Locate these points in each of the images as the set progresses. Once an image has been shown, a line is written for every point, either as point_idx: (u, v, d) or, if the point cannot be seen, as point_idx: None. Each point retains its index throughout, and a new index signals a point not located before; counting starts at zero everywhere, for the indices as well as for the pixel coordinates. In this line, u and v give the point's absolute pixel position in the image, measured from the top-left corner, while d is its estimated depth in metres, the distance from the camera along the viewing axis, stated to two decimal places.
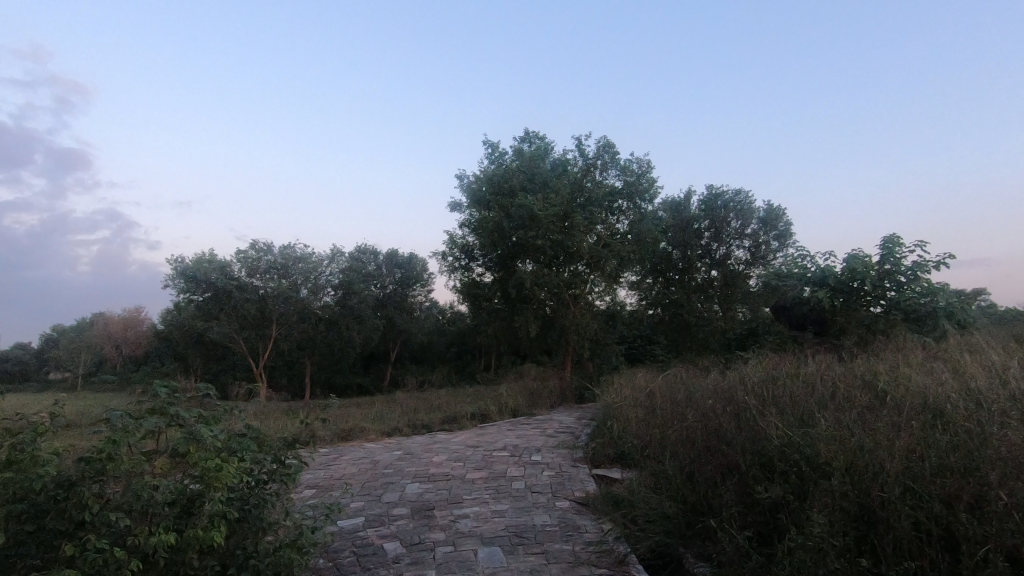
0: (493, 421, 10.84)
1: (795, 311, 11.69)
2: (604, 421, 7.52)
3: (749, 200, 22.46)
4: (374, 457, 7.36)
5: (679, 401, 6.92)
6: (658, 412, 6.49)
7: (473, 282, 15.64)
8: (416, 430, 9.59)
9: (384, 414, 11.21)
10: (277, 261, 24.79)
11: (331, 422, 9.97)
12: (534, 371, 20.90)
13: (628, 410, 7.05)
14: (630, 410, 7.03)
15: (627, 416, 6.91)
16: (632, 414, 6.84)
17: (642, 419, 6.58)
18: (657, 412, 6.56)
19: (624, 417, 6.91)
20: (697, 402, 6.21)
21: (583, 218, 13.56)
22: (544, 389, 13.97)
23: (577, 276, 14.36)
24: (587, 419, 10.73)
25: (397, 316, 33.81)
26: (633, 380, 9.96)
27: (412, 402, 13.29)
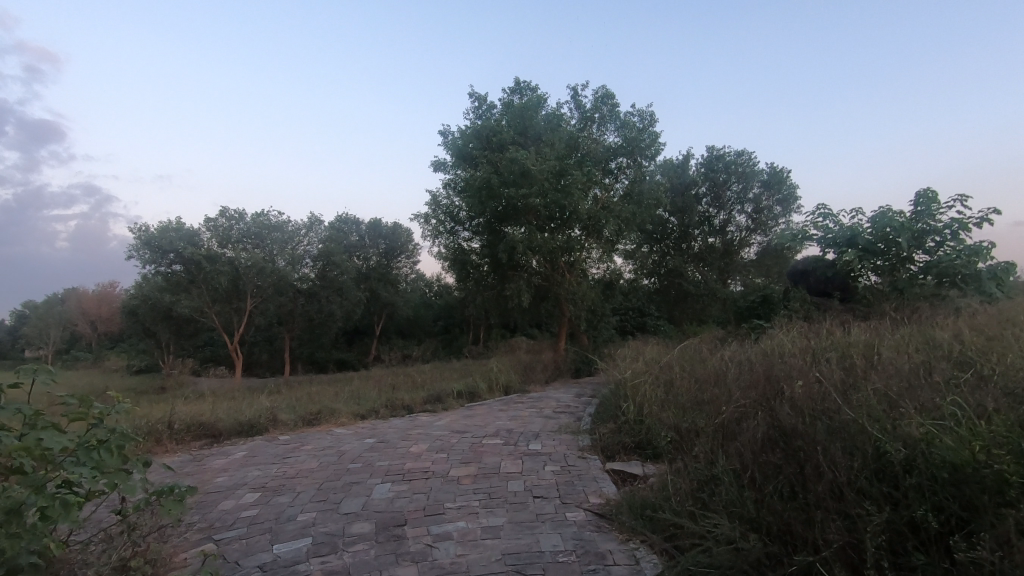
0: (484, 399, 9.71)
1: (815, 275, 10.62)
2: (615, 401, 6.37)
3: (752, 163, 21.21)
4: (340, 447, 6.21)
5: (708, 377, 5.78)
6: (684, 392, 5.34)
7: (459, 248, 14.26)
8: (396, 412, 8.43)
9: (361, 392, 10.03)
10: (250, 230, 23.20)
11: (298, 403, 8.76)
12: (525, 344, 19.84)
13: (646, 388, 5.90)
14: (648, 388, 5.88)
15: (646, 395, 5.77)
16: (652, 394, 5.69)
17: (665, 400, 5.43)
18: (683, 391, 5.40)
19: (643, 397, 5.77)
20: (734, 379, 5.07)
21: (580, 174, 12.20)
22: (537, 363, 12.86)
23: (574, 240, 13.07)
24: (587, 397, 9.63)
25: (381, 289, 32.43)
26: (641, 353, 8.85)
27: (394, 380, 12.12)
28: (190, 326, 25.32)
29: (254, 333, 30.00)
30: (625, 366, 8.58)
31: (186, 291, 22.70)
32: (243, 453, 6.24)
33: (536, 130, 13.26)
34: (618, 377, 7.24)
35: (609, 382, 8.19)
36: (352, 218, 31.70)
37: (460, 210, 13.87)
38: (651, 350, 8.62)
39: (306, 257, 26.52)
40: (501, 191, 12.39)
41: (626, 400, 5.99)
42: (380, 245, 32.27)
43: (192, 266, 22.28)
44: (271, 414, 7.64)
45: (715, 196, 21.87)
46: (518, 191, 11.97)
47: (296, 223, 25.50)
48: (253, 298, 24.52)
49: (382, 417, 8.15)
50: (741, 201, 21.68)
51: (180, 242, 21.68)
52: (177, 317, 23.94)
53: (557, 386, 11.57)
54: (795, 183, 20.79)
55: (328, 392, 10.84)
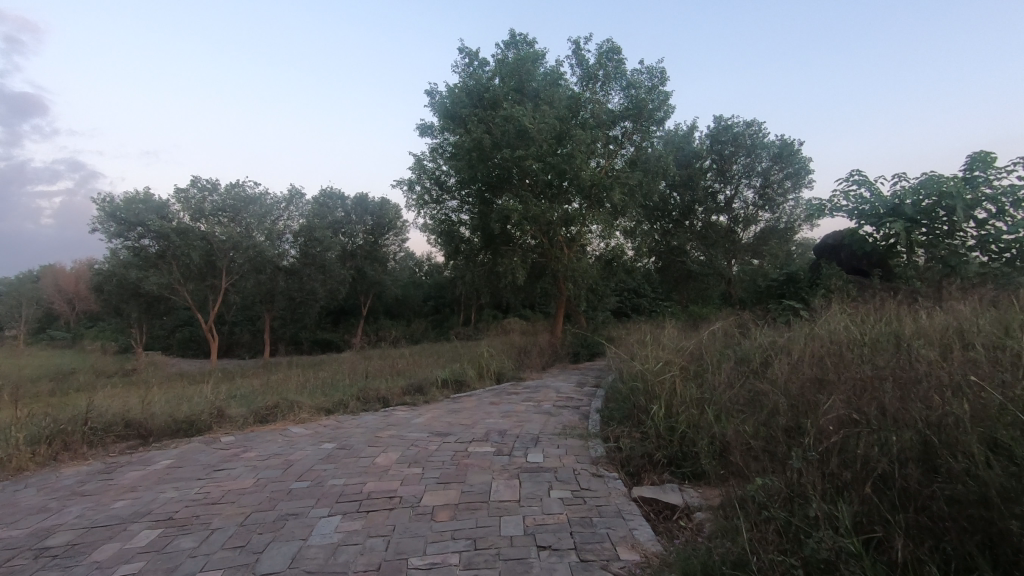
0: (472, 388, 8.51)
1: (847, 251, 9.41)
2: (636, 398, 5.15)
3: (762, 135, 19.85)
4: (293, 453, 4.98)
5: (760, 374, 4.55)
6: (727, 395, 4.15)
7: (447, 220, 12.84)
8: (369, 405, 7.22)
9: (334, 380, 8.83)
10: (224, 202, 21.40)
11: (255, 395, 7.52)
12: (519, 326, 18.74)
13: (678, 383, 4.67)
14: (682, 383, 4.66)
15: (679, 392, 4.55)
16: (689, 392, 4.47)
17: (709, 404, 4.22)
18: (725, 392, 4.21)
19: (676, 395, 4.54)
20: (795, 376, 3.90)
21: (584, 137, 10.79)
22: (532, 346, 11.69)
23: (575, 211, 11.65)
24: (591, 388, 8.46)
25: (368, 267, 31.05)
26: (654, 337, 7.67)
27: (374, 364, 10.93)
28: (161, 304, 23.90)
29: (234, 312, 28.68)
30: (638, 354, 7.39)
31: (155, 268, 21.23)
32: (169, 462, 4.99)
33: (533, 88, 11.79)
34: (633, 366, 6.03)
35: (620, 372, 7.00)
36: (337, 192, 30.06)
37: (448, 177, 12.41)
38: (667, 334, 7.43)
39: (288, 232, 24.82)
40: (494, 154, 10.96)
41: (651, 397, 4.78)
42: (368, 221, 30.61)
43: (162, 240, 20.83)
44: (217, 409, 6.41)
45: (721, 171, 20.55)
46: (514, 152, 10.54)
47: (276, 195, 23.68)
48: (229, 276, 23.09)
49: (353, 411, 6.93)
50: (749, 177, 20.35)
51: (148, 214, 20.18)
52: (148, 295, 22.57)
53: (555, 373, 10.41)
54: (807, 156, 19.46)
55: (297, 380, 9.64)
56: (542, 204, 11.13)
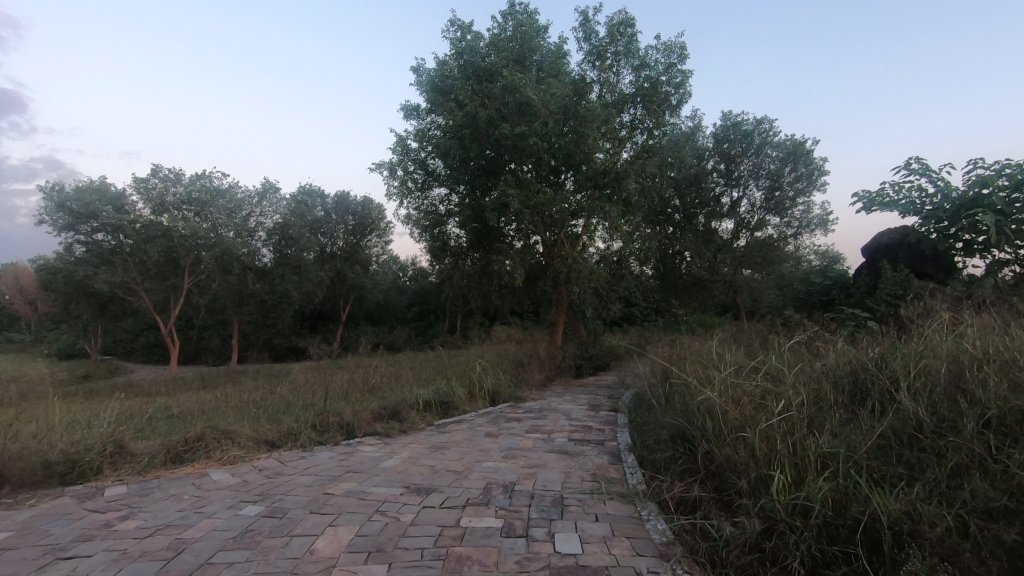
0: (462, 412, 6.86)
1: (906, 252, 7.95)
2: (709, 444, 3.57)
3: (772, 134, 18.55)
4: (197, 524, 3.31)
5: (914, 425, 3.00)
6: (889, 479, 2.68)
7: (433, 211, 11.12)
8: (329, 435, 5.55)
9: (291, 399, 7.15)
10: (188, 194, 19.58)
11: (180, 421, 5.83)
12: (512, 335, 17.16)
13: (789, 430, 3.09)
14: (792, 432, 3.08)
15: (796, 447, 2.98)
16: (817, 447, 2.91)
17: (861, 474, 2.67)
18: (880, 469, 2.73)
19: (789, 453, 2.97)
20: (1010, 457, 2.47)
21: (598, 113, 9.17)
22: (530, 359, 10.11)
23: (584, 201, 10.02)
24: (609, 412, 6.88)
25: (348, 270, 29.22)
26: (690, 351, 6.12)
27: (346, 379, 9.28)
28: (119, 306, 21.93)
29: (203, 315, 26.69)
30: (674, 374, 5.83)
31: (110, 265, 19.34)
32: (2, 536, 3.28)
33: (536, 63, 10.21)
34: (687, 394, 4.45)
35: (656, 397, 5.43)
36: (316, 190, 28.19)
37: (434, 162, 10.67)
38: (712, 348, 5.89)
39: (260, 230, 22.95)
40: (491, 131, 9.29)
41: (744, 448, 3.21)
42: (349, 222, 28.79)
43: (118, 234, 18.99)
44: (114, 442, 4.71)
45: (728, 172, 19.26)
46: (515, 129, 8.87)
47: (247, 189, 21.87)
48: (193, 275, 21.17)
49: (305, 444, 5.26)
50: (757, 178, 19.10)
51: (101, 206, 18.34)
52: (102, 295, 20.62)
53: (558, 392, 8.82)
54: (819, 158, 18.21)
55: (248, 398, 7.95)
56: (547, 190, 9.47)
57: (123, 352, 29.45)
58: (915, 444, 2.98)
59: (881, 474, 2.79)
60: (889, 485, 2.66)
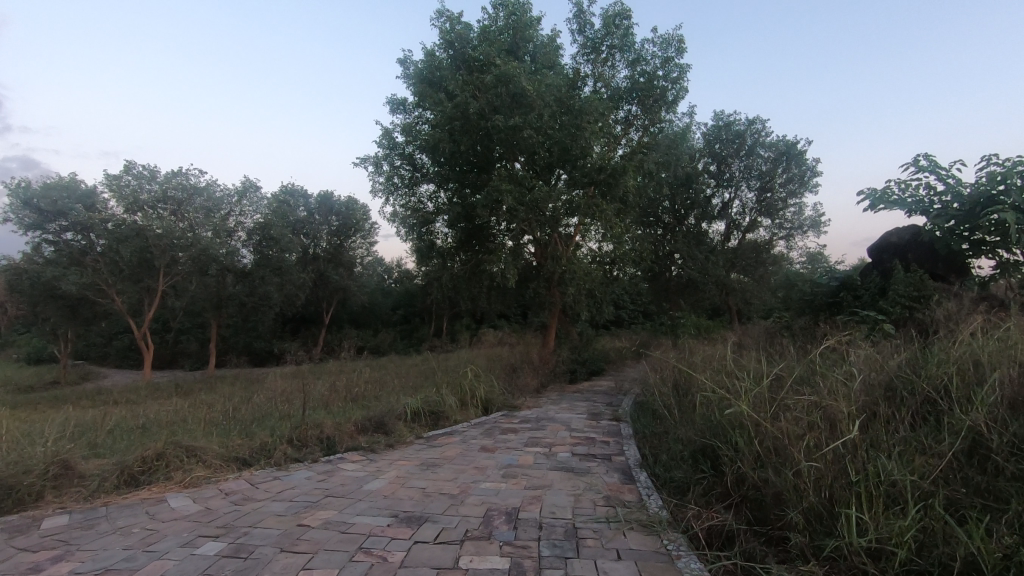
0: (453, 423, 6.37)
1: (916, 252, 7.64)
2: (746, 467, 3.13)
3: (764, 135, 18.34)
4: (144, 566, 2.78)
5: (987, 445, 2.60)
6: (973, 514, 2.25)
7: (420, 209, 10.57)
8: (307, 450, 5.01)
9: (267, 409, 6.59)
10: (163, 192, 18.82)
11: (140, 436, 5.26)
12: (502, 338, 16.69)
13: (847, 452, 2.65)
14: (852, 455, 2.63)
15: (857, 472, 2.56)
16: (882, 472, 2.49)
17: (942, 506, 2.25)
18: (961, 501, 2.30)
19: (851, 481, 2.54)
20: None
21: (595, 106, 8.76)
22: (523, 364, 9.65)
23: (580, 196, 9.58)
24: (611, 422, 6.43)
25: (331, 272, 28.51)
26: (700, 356, 5.70)
27: (329, 386, 8.74)
28: (91, 308, 21.04)
29: (180, 319, 25.80)
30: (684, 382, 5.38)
31: (80, 266, 18.50)
32: None
33: (528, 54, 9.78)
34: (709, 408, 4.01)
35: (668, 407, 5.00)
36: (298, 189, 27.46)
37: (422, 157, 10.13)
38: (724, 354, 5.48)
39: (239, 230, 22.19)
40: (482, 123, 8.81)
41: (792, 471, 2.77)
42: (333, 222, 28.09)
43: (89, 234, 18.17)
44: (59, 462, 4.15)
45: (719, 173, 19.04)
46: (509, 120, 8.41)
47: (226, 187, 21.14)
48: (169, 277, 20.38)
49: (280, 461, 4.72)
50: (749, 180, 18.91)
51: (70, 204, 17.53)
52: (72, 297, 19.73)
53: (553, 398, 8.36)
54: (811, 160, 18.04)
55: (221, 408, 7.37)
56: (542, 185, 9.02)
57: (96, 356, 28.41)
58: (990, 466, 2.58)
59: (960, 505, 2.37)
60: (974, 520, 2.24)
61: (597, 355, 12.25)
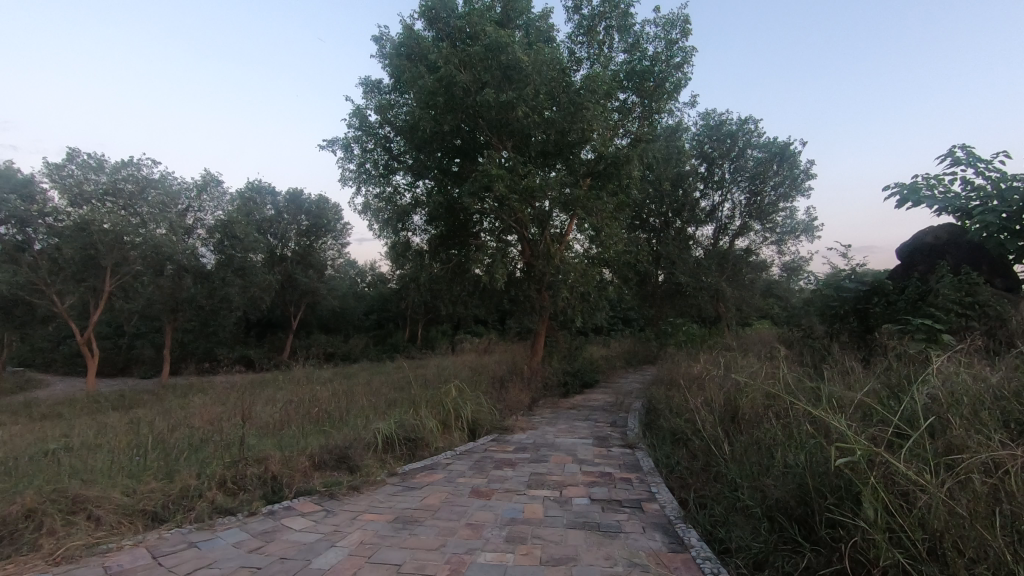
0: (434, 452, 5.23)
1: (957, 252, 6.79)
2: (888, 551, 2.08)
3: (755, 135, 17.68)
4: None
5: None
6: None
7: (396, 201, 9.32)
8: (243, 497, 3.80)
9: (204, 435, 5.33)
10: (111, 184, 17.17)
11: (20, 479, 3.97)
12: (482, 347, 15.56)
13: None
14: None
15: None
16: None
17: None
18: None
19: None
20: None
21: (597, 84, 7.77)
22: (511, 376, 8.53)
23: (580, 186, 8.55)
24: (624, 450, 5.36)
25: (300, 274, 26.93)
26: (741, 371, 4.67)
27: (288, 403, 7.49)
28: (29, 311, 19.11)
29: (133, 322, 23.90)
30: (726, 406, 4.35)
31: (14, 263, 16.68)
32: None
33: (520, 28, 8.72)
34: (788, 449, 2.97)
35: (714, 441, 3.94)
36: (265, 186, 25.86)
37: (399, 142, 8.90)
38: (774, 373, 4.45)
39: (198, 227, 20.57)
40: (469, 100, 7.67)
41: None
42: (302, 222, 26.53)
43: (26, 228, 16.44)
44: None
45: (709, 175, 18.32)
46: (500, 96, 7.32)
47: (183, 181, 19.53)
48: (117, 277, 18.65)
49: (202, 516, 3.50)
50: (739, 182, 18.22)
51: (4, 194, 15.78)
52: (5, 298, 17.84)
53: (548, 417, 7.26)
54: (804, 163, 17.41)
55: (148, 433, 6.05)
56: (537, 171, 7.94)
57: (39, 363, 26.22)
58: None
59: None
60: None
61: (588, 365, 11.21)
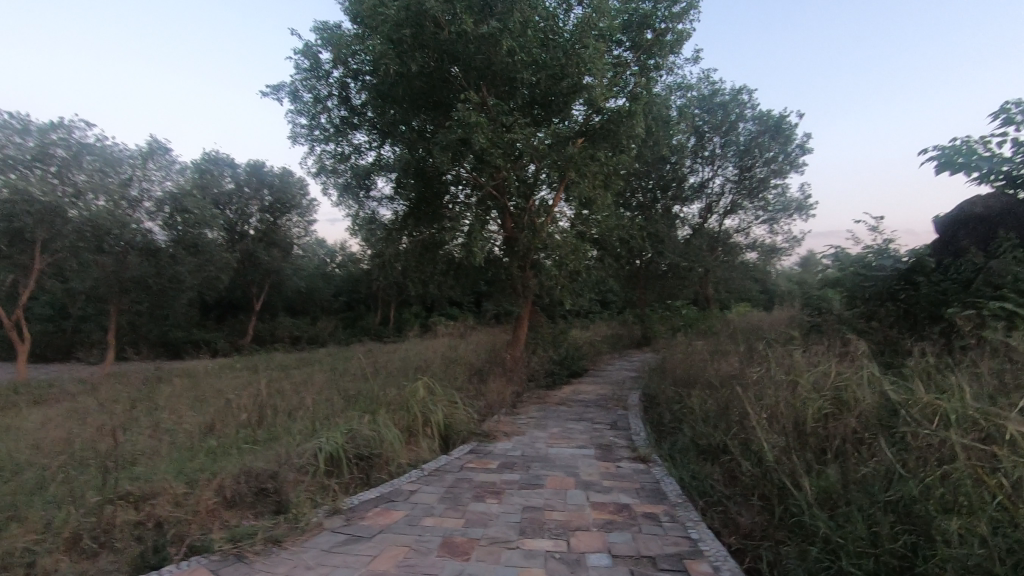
0: (394, 472, 4.04)
1: (1014, 224, 5.82)
2: None
3: (749, 107, 16.64)
4: None
5: None
6: None
7: (355, 163, 7.88)
8: (92, 568, 2.53)
9: (86, 455, 3.99)
10: (38, 148, 15.18)
11: None
12: (457, 332, 14.34)
13: None
14: None
15: None
16: None
17: None
18: None
19: None
20: None
21: (596, 23, 6.52)
22: (490, 367, 7.37)
23: (575, 142, 7.42)
24: (636, 465, 4.26)
25: (262, 253, 25.16)
26: (799, 373, 3.56)
27: (223, 404, 6.16)
28: None
29: (76, 304, 21.90)
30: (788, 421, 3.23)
31: None
32: None
33: None
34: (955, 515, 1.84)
35: (783, 472, 2.83)
36: (222, 157, 23.83)
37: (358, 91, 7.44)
38: (848, 378, 3.35)
39: (145, 200, 18.22)
40: (442, 34, 6.32)
41: None
42: (264, 196, 24.66)
43: None
44: None
45: (700, 149, 17.20)
46: (480, 27, 5.99)
47: (126, 147, 17.63)
48: (51, 254, 16.70)
49: None
50: (730, 157, 17.24)
51: None
52: None
53: (535, 416, 6.14)
54: (799, 137, 16.49)
55: (25, 446, 4.68)
56: (526, 123, 6.66)
57: None
58: None
59: None
60: None
61: (575, 352, 10.14)
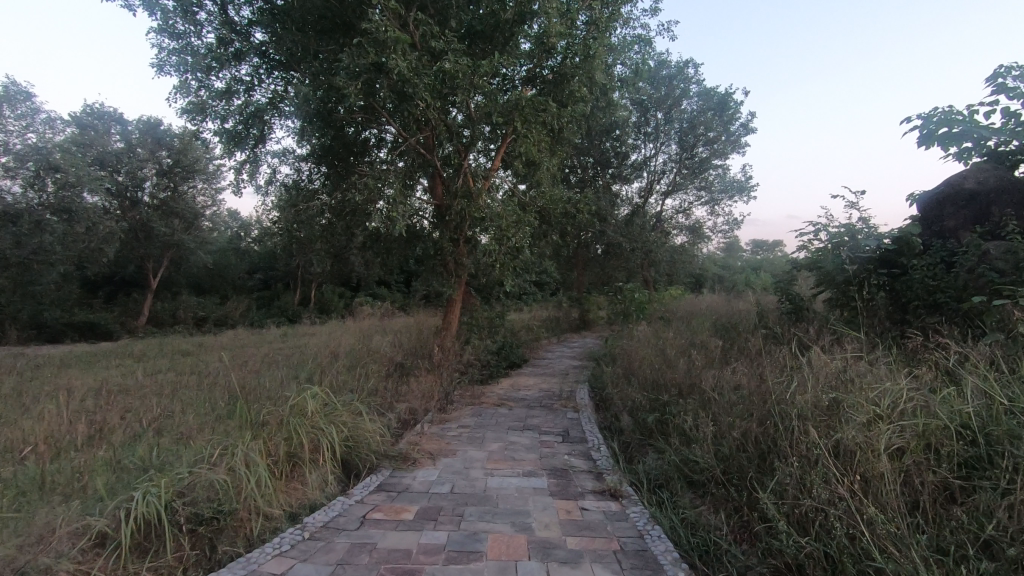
0: (257, 537, 2.68)
1: (1007, 201, 5.21)
2: None
3: (694, 82, 15.96)
4: None
5: None
6: None
7: (242, 104, 6.18)
8: None
9: None
10: None
11: None
12: (379, 316, 12.78)
13: None
14: None
15: None
16: None
17: None
18: None
19: None
20: None
21: None
22: (414, 362, 6.05)
23: (521, 90, 6.23)
24: (607, 507, 3.13)
25: (159, 223, 22.10)
26: (844, 391, 2.54)
27: (37, 422, 4.44)
28: None
29: None
30: (848, 465, 2.19)
31: None
32: None
33: None
34: None
35: None
36: (108, 111, 20.64)
37: (243, 5, 5.80)
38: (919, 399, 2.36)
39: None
40: None
41: None
42: (162, 158, 21.60)
43: None
44: None
45: (643, 124, 16.36)
46: None
47: None
48: None
49: None
50: (673, 135, 16.53)
51: None
52: None
53: (467, 425, 4.91)
54: (742, 116, 16.03)
55: None
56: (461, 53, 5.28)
57: None
58: None
59: None
60: None
61: (512, 340, 8.99)
